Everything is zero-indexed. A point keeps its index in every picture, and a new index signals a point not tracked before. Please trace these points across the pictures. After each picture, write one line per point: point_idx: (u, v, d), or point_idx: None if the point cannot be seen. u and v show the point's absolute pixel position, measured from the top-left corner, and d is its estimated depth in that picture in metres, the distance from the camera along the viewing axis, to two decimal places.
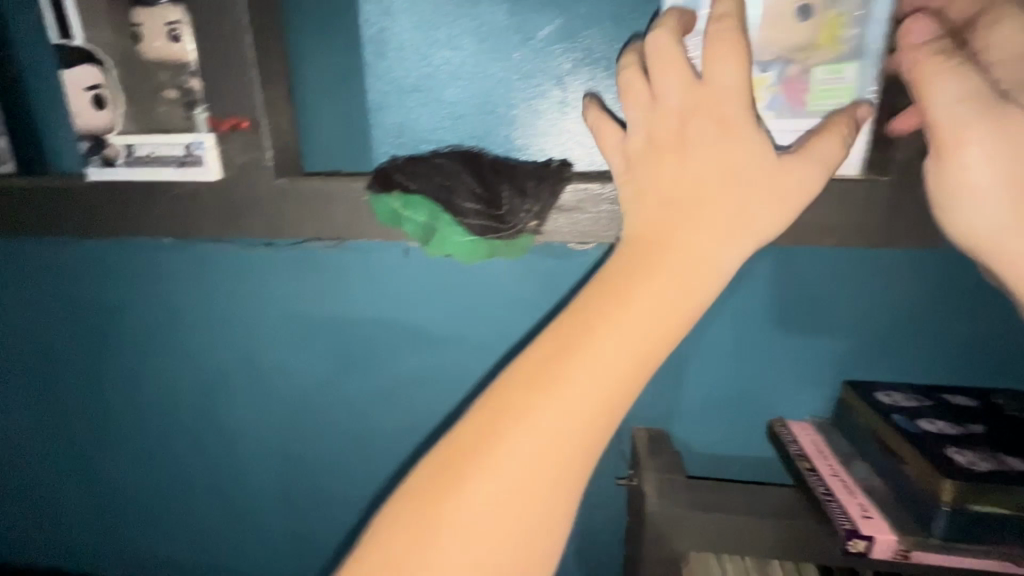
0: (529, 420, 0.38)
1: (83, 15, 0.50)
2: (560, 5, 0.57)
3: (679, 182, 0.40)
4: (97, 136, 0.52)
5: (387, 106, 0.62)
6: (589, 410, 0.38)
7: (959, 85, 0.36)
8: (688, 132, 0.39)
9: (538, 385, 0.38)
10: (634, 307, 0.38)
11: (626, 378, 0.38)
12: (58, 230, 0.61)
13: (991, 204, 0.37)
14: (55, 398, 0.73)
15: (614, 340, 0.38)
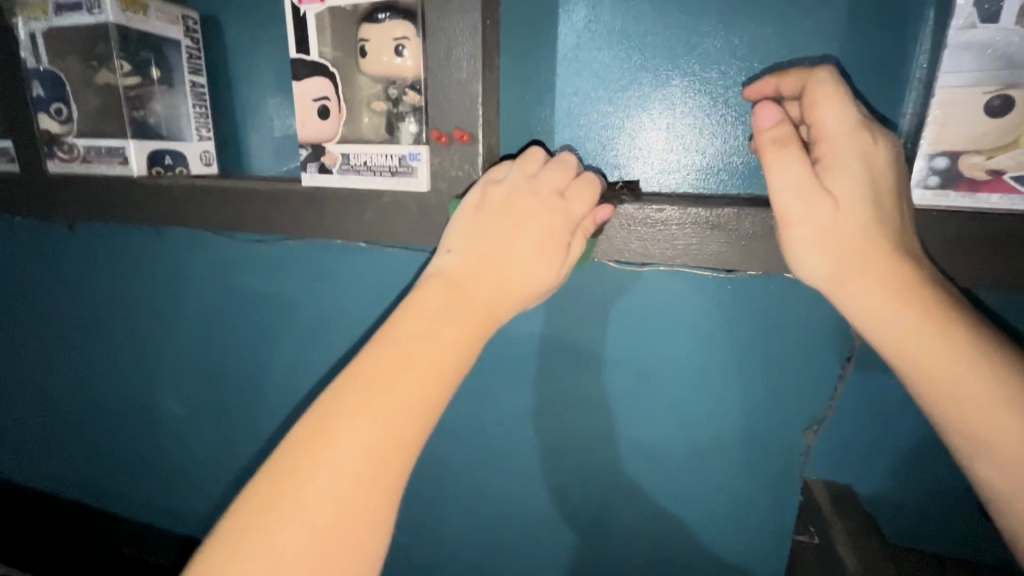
0: (342, 433, 0.35)
1: (320, 30, 0.53)
2: (779, 20, 0.54)
3: (484, 233, 0.43)
4: (318, 144, 0.56)
5: (575, 122, 0.61)
6: (404, 427, 0.36)
7: (842, 105, 0.40)
8: (511, 202, 0.44)
9: (379, 389, 0.36)
10: (427, 328, 0.39)
11: (426, 395, 0.37)
12: (262, 230, 0.65)
13: (859, 215, 0.39)
14: (252, 370, 0.84)
15: (428, 349, 0.38)
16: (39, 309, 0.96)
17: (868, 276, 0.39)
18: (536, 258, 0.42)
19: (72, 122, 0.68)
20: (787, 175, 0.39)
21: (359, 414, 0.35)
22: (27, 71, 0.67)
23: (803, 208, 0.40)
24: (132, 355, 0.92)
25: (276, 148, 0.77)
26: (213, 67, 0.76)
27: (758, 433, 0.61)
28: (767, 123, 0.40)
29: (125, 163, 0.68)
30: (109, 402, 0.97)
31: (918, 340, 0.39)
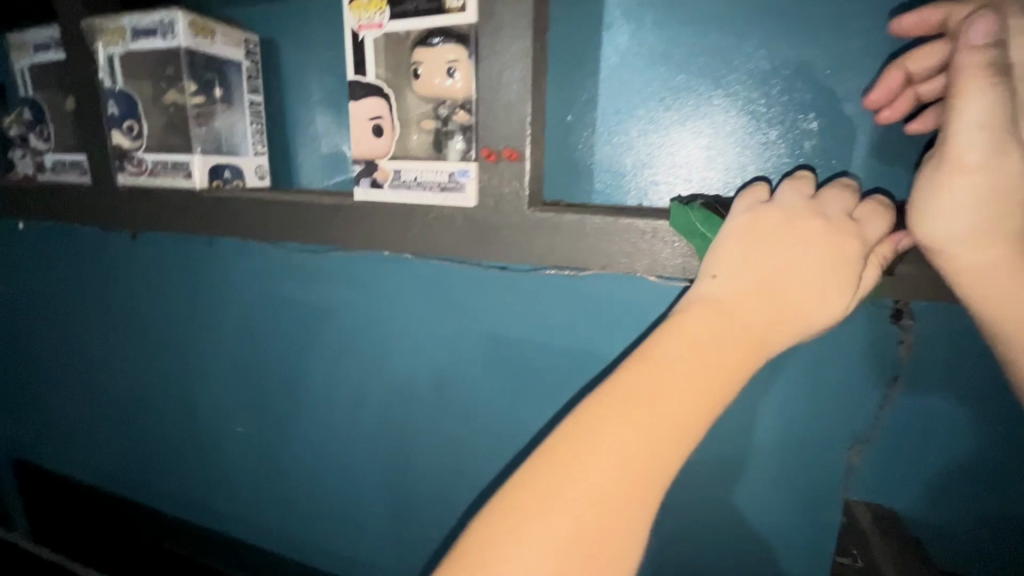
0: (600, 452, 0.33)
1: (377, 53, 0.56)
2: (822, 42, 0.54)
3: (754, 254, 0.39)
4: (370, 160, 0.58)
5: (615, 140, 0.63)
6: (656, 450, 0.33)
7: (1023, 57, 0.38)
8: (779, 224, 0.41)
9: (647, 416, 0.33)
10: (695, 357, 0.35)
11: (686, 421, 0.34)
12: (313, 241, 0.68)
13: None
14: (298, 374, 0.88)
15: (691, 374, 0.35)
16: (102, 313, 1.02)
17: (997, 244, 0.39)
18: (817, 291, 0.38)
19: (142, 139, 0.73)
20: (985, 112, 0.36)
21: (624, 436, 0.33)
22: (103, 92, 0.73)
23: (984, 151, 0.36)
24: (187, 357, 0.97)
25: (325, 162, 0.81)
26: (268, 86, 0.81)
27: (798, 451, 0.61)
28: (978, 40, 0.36)
29: (189, 176, 0.72)
30: (167, 401, 1.03)
31: (1016, 307, 0.41)
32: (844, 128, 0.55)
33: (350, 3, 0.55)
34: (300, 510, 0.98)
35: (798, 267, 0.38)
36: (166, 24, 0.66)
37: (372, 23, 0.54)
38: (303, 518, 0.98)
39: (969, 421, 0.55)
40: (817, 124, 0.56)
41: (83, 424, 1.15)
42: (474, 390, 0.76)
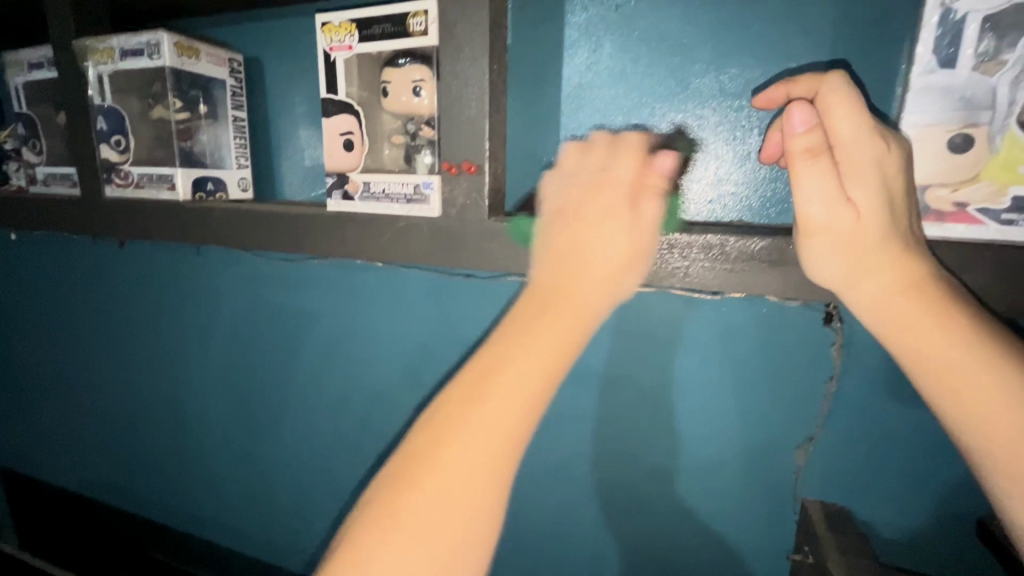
0: (448, 446, 0.35)
1: (348, 73, 0.60)
2: (765, 62, 0.58)
3: (563, 239, 0.41)
4: (342, 173, 0.62)
5: None
6: (506, 430, 0.35)
7: (852, 111, 0.40)
8: (586, 203, 0.41)
9: (472, 406, 0.36)
10: (516, 344, 0.37)
11: (523, 403, 0.36)
12: (290, 250, 0.71)
13: (874, 216, 0.41)
14: (279, 379, 0.91)
15: (525, 348, 0.37)
16: (91, 320, 1.05)
17: (877, 277, 0.41)
18: (608, 243, 0.40)
19: (129, 152, 0.76)
20: (810, 187, 0.41)
21: (458, 428, 0.35)
22: (93, 108, 0.76)
23: (818, 226, 0.42)
24: (172, 363, 0.99)
25: (306, 175, 0.85)
26: (252, 102, 0.85)
27: (752, 451, 0.63)
28: (797, 128, 0.41)
29: (172, 189, 0.75)
30: (153, 408, 1.05)
31: (927, 337, 0.40)
32: None
33: (322, 25, 0.59)
34: (281, 514, 0.99)
35: (608, 245, 0.40)
36: (151, 44, 0.70)
37: (342, 44, 0.58)
38: (285, 522, 1.00)
39: (909, 421, 0.58)
40: (763, 138, 0.59)
41: (71, 431, 1.17)
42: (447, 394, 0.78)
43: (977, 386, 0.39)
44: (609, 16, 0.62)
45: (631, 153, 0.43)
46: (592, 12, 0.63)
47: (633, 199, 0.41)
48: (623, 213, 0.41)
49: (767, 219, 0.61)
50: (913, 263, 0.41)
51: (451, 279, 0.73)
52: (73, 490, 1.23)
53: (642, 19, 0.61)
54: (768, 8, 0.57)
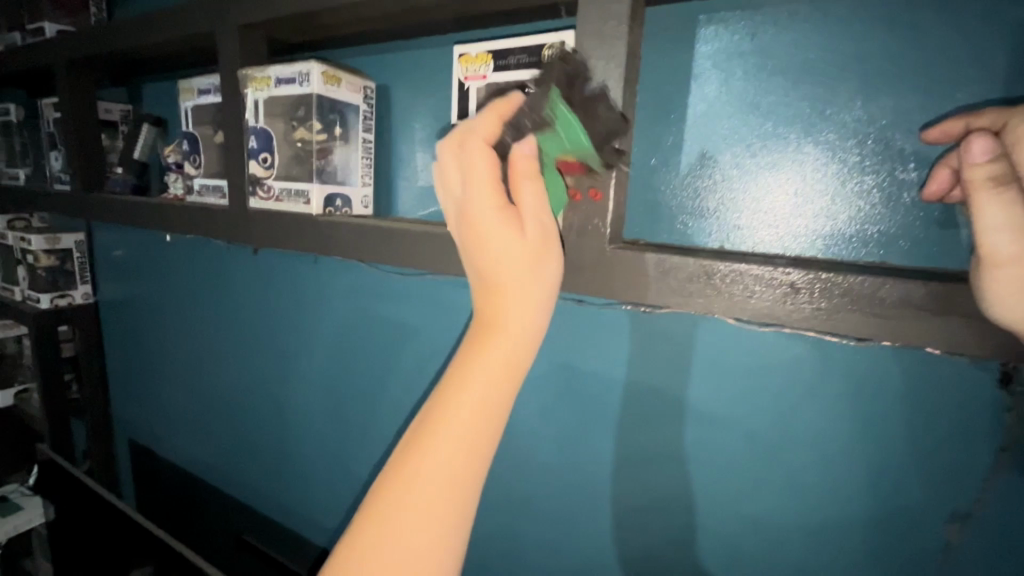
0: (416, 470, 0.40)
1: (479, 101, 0.63)
2: (927, 95, 0.53)
3: (479, 261, 0.44)
4: None
5: (697, 182, 0.64)
6: (463, 450, 0.41)
7: None
8: (480, 219, 0.43)
9: (435, 426, 0.41)
10: (466, 372, 0.42)
11: (478, 428, 0.41)
12: (409, 265, 0.74)
13: None
14: (388, 382, 0.98)
15: (476, 379, 0.42)
16: (232, 314, 1.20)
17: None
18: (513, 255, 0.42)
19: (273, 168, 0.85)
20: (1004, 215, 0.38)
21: (427, 447, 0.41)
22: (247, 129, 0.85)
23: (1009, 253, 0.38)
24: (294, 358, 1.11)
25: (421, 195, 0.90)
26: (378, 125, 0.91)
27: (879, 504, 0.60)
28: (978, 157, 0.38)
29: (307, 203, 0.82)
30: (275, 397, 1.18)
31: None
32: None
33: (460, 56, 0.63)
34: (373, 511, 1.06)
35: (513, 268, 0.42)
36: (303, 74, 0.77)
37: (477, 74, 0.62)
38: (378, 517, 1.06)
39: None
40: (916, 175, 0.54)
41: (209, 409, 1.35)
42: (549, 412, 0.81)
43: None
44: (744, 44, 0.60)
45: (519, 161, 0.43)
46: (727, 40, 0.61)
47: (489, 218, 0.42)
48: (503, 230, 0.42)
49: (917, 261, 0.55)
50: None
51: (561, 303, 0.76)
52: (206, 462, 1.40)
53: (780, 48, 0.59)
54: (934, 35, 0.53)
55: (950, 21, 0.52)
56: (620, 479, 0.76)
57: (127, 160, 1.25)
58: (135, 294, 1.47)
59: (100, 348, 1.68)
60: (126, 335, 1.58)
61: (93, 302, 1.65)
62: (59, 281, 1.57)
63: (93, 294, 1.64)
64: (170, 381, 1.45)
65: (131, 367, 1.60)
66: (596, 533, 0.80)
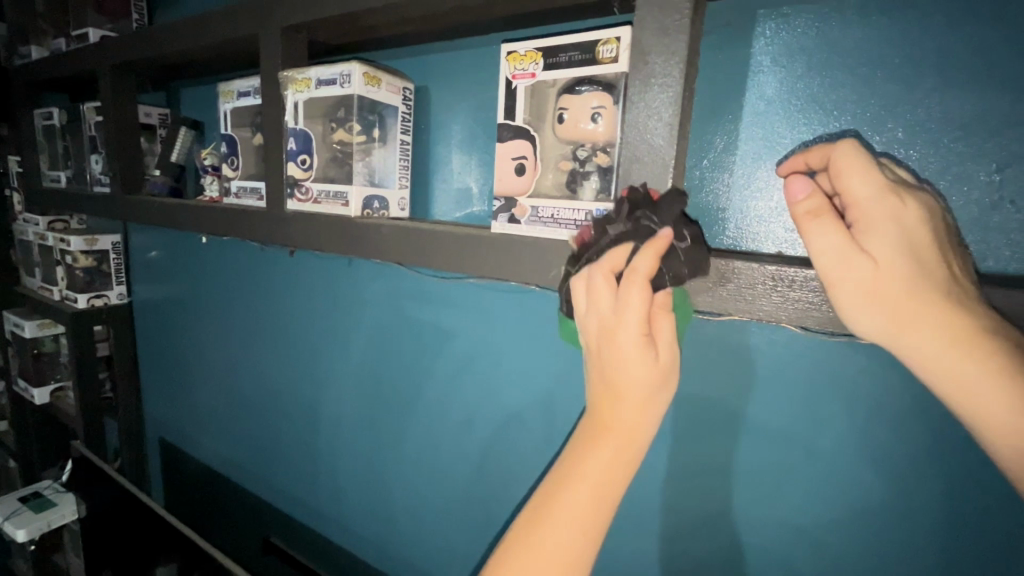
0: (540, 539, 0.44)
1: (526, 99, 0.62)
2: (1011, 93, 0.50)
3: (602, 372, 0.45)
4: (511, 197, 0.63)
5: (752, 187, 0.62)
6: (583, 524, 0.44)
7: (862, 175, 0.42)
8: (612, 341, 0.44)
9: (558, 499, 0.45)
10: (587, 452, 0.45)
11: (597, 502, 0.44)
12: (448, 269, 0.72)
13: (881, 254, 0.41)
14: (420, 386, 0.97)
15: (595, 458, 0.45)
16: (265, 316, 1.20)
17: (929, 327, 0.41)
18: (641, 370, 0.43)
19: (312, 170, 0.85)
20: (824, 242, 0.43)
21: (549, 517, 0.44)
22: (286, 130, 0.85)
23: (830, 274, 0.43)
24: (328, 363, 1.11)
25: (458, 198, 0.88)
26: (415, 127, 0.90)
27: (948, 522, 0.58)
28: (798, 195, 0.44)
29: (345, 205, 0.81)
30: (305, 399, 1.18)
31: (985, 393, 0.39)
32: None
33: (508, 54, 0.61)
34: (406, 515, 1.05)
35: (637, 383, 0.44)
36: (344, 75, 0.77)
37: (526, 72, 0.60)
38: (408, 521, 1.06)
39: None
40: (998, 178, 0.51)
41: (240, 410, 1.36)
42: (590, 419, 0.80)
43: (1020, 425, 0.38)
44: (807, 40, 0.58)
45: (636, 275, 0.43)
46: (787, 36, 0.59)
47: (618, 341, 0.44)
48: (632, 352, 0.43)
49: (995, 268, 0.52)
50: (961, 309, 0.41)
51: None
52: (234, 462, 1.41)
53: (848, 43, 0.56)
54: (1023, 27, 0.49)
55: None
56: (667, 491, 0.74)
57: (165, 164, 1.27)
58: (169, 295, 1.49)
59: (134, 349, 1.71)
60: (159, 335, 1.60)
61: (128, 302, 1.68)
62: (96, 281, 1.59)
63: (127, 294, 1.67)
64: (203, 382, 1.46)
65: (164, 368, 1.62)
66: (641, 546, 0.78)
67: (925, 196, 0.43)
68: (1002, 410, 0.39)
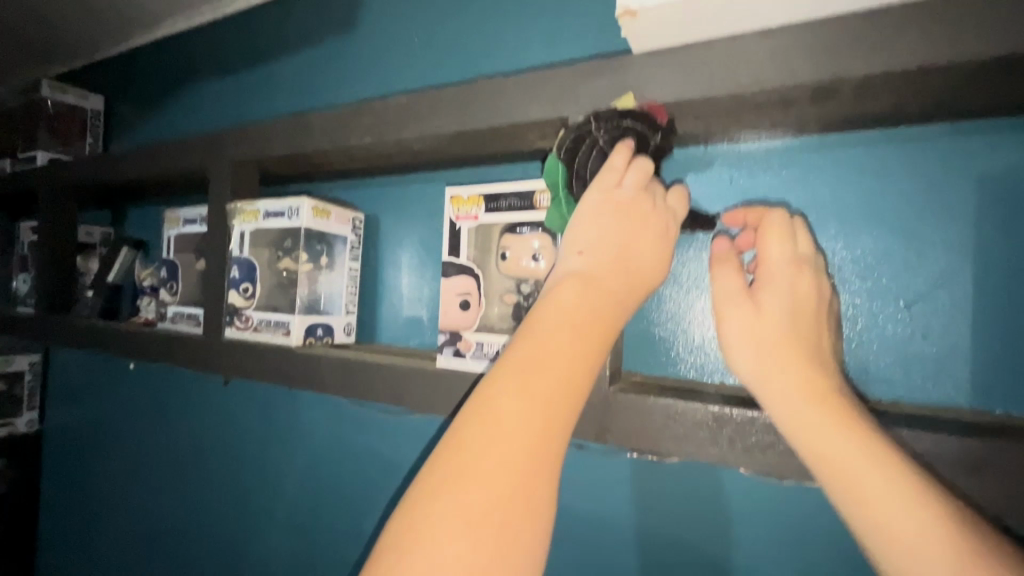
0: (499, 417, 0.35)
1: (469, 239, 0.64)
2: (900, 234, 0.56)
3: (611, 236, 0.45)
4: (456, 331, 0.63)
5: (692, 316, 0.65)
6: (553, 400, 0.36)
7: (779, 240, 0.50)
8: (634, 210, 0.46)
9: (524, 376, 0.37)
10: (559, 321, 0.40)
11: (567, 385, 0.37)
12: (391, 404, 0.69)
13: (772, 300, 0.48)
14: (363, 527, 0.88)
15: (566, 329, 0.39)
16: (194, 445, 1.10)
17: (814, 398, 0.44)
18: (648, 253, 0.45)
19: (254, 298, 0.82)
20: (727, 281, 0.50)
21: (512, 390, 0.36)
22: (231, 258, 0.84)
23: (724, 305, 0.49)
24: (260, 500, 1.00)
25: (407, 322, 0.88)
26: (365, 253, 0.91)
27: None
28: (720, 244, 0.52)
29: (287, 333, 0.78)
30: (231, 543, 1.04)
31: (859, 461, 0.40)
32: (940, 317, 0.54)
33: (451, 197, 0.64)
34: None
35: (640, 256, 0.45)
36: (293, 208, 0.78)
37: (468, 215, 0.63)
38: None
39: None
40: (909, 310, 0.55)
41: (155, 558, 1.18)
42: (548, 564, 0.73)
43: (882, 490, 0.38)
44: (724, 186, 0.63)
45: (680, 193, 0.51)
46: (706, 181, 0.64)
47: (646, 220, 0.46)
48: (651, 238, 0.46)
49: (922, 397, 0.54)
50: (835, 397, 0.44)
51: None
52: None
53: (760, 190, 0.62)
54: (901, 181, 0.56)
55: (916, 168, 0.55)
56: None
57: (100, 284, 1.22)
58: (87, 422, 1.36)
59: (37, 484, 1.51)
60: (70, 468, 1.42)
61: (38, 430, 1.51)
62: (3, 409, 1.43)
63: (38, 421, 1.51)
64: (115, 524, 1.28)
65: (71, 508, 1.42)
66: None
67: (823, 280, 0.51)
68: (898, 505, 0.38)
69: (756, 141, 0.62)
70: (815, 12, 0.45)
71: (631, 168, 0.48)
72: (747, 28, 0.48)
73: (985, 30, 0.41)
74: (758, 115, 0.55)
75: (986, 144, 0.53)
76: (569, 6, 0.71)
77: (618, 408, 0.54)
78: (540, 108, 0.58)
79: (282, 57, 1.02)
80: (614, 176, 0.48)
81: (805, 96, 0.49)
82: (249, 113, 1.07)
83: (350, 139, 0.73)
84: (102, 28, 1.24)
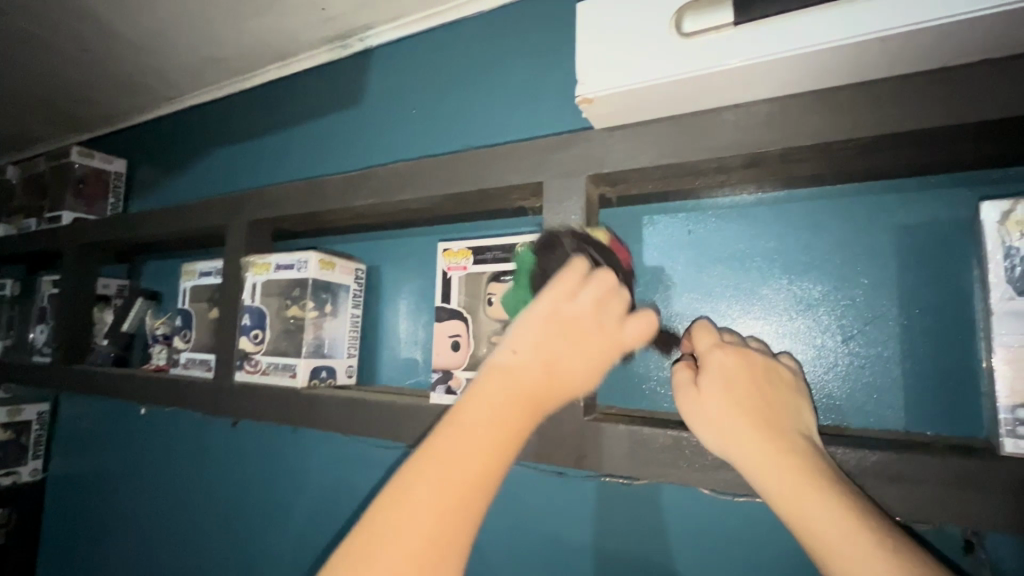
0: (410, 507, 0.39)
1: (459, 286, 0.72)
2: (835, 276, 0.64)
3: (550, 341, 0.47)
4: (448, 370, 0.70)
5: (660, 354, 0.71)
6: (461, 495, 0.40)
7: (704, 331, 0.53)
8: (581, 322, 0.48)
9: (439, 469, 0.40)
10: (479, 415, 0.43)
11: (477, 479, 0.41)
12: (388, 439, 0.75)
13: (708, 381, 0.49)
14: None
15: (485, 424, 0.43)
16: (198, 488, 1.13)
17: (781, 473, 0.43)
18: (586, 366, 0.47)
19: (263, 343, 0.89)
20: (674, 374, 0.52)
21: (427, 482, 0.40)
22: (243, 307, 0.91)
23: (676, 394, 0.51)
24: (261, 541, 1.03)
25: (405, 364, 0.94)
26: (366, 300, 0.99)
27: None
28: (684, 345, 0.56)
29: (293, 376, 0.85)
30: None
31: (839, 538, 0.39)
32: (874, 349, 0.61)
33: (444, 250, 0.73)
34: None
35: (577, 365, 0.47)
36: (301, 261, 0.86)
37: (459, 265, 0.71)
38: None
39: None
40: (847, 344, 0.62)
41: None
42: None
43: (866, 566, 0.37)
44: (684, 237, 0.72)
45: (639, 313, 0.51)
46: (667, 233, 0.73)
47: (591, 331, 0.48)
48: (592, 347, 0.47)
49: (863, 420, 0.61)
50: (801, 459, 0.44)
51: (541, 473, 0.76)
52: None
53: (714, 241, 0.70)
54: (834, 230, 0.64)
55: (844, 219, 0.64)
56: None
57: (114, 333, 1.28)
58: (92, 468, 1.39)
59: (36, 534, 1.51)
60: (70, 515, 1.44)
61: (41, 478, 1.53)
62: (8, 457, 1.46)
63: (42, 469, 1.53)
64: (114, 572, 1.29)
65: (70, 557, 1.43)
66: None
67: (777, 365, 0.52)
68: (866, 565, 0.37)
69: (707, 198, 0.71)
70: (739, 99, 0.55)
71: (590, 284, 0.49)
72: (686, 110, 0.58)
73: (871, 114, 0.50)
74: (705, 178, 0.64)
75: (899, 199, 0.62)
76: (544, 86, 0.82)
77: (591, 436, 0.60)
78: (519, 175, 0.68)
79: (292, 126, 1.13)
80: (571, 282, 0.49)
81: (740, 163, 0.58)
82: (262, 175, 1.18)
83: (355, 200, 0.82)
84: (129, 101, 1.37)
